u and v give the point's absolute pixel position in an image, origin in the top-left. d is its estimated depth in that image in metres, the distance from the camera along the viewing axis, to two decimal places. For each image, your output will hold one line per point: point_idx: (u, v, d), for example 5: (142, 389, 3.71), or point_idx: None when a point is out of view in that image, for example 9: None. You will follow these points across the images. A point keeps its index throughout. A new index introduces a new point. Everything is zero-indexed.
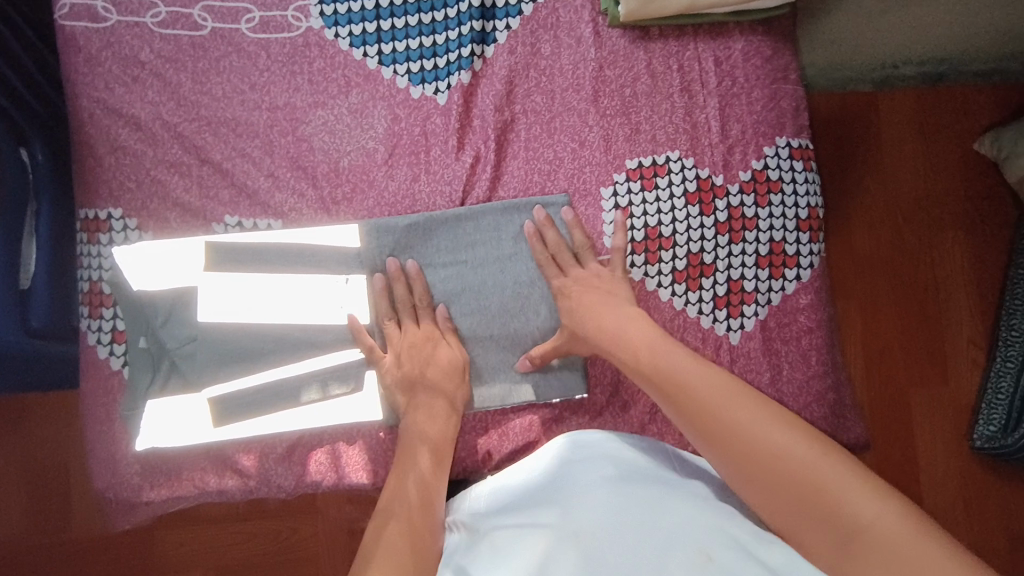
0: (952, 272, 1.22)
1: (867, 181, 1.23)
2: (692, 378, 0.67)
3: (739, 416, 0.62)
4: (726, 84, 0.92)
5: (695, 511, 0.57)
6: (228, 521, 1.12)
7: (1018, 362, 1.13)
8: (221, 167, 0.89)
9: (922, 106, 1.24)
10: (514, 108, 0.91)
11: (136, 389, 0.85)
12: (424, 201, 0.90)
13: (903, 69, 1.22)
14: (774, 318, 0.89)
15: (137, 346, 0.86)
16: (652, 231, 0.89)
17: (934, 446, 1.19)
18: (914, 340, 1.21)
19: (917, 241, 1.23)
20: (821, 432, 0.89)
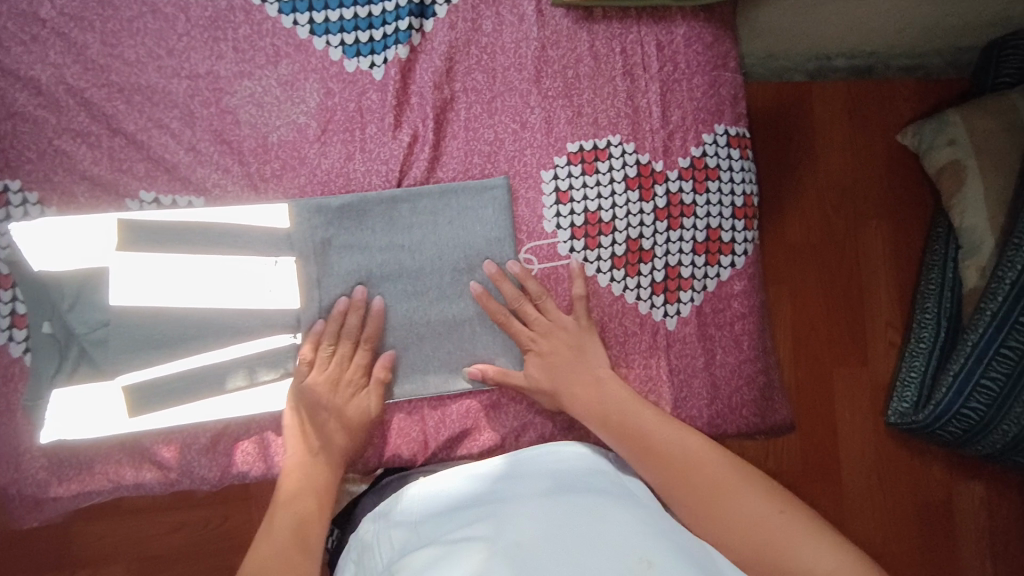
0: (874, 259, 1.28)
1: (800, 170, 1.27)
2: (667, 435, 0.74)
3: (712, 475, 0.69)
4: (668, 70, 0.91)
5: (630, 519, 0.58)
6: (152, 512, 1.06)
7: (930, 341, 1.18)
8: (135, 138, 0.83)
9: (852, 98, 1.28)
10: (454, 86, 0.88)
11: (40, 377, 0.79)
12: (359, 180, 0.86)
13: (836, 61, 1.25)
14: (710, 304, 0.91)
15: (39, 331, 0.79)
16: (592, 216, 0.88)
17: (854, 425, 1.25)
18: (838, 324, 1.26)
19: (844, 230, 1.27)
20: (753, 415, 0.92)
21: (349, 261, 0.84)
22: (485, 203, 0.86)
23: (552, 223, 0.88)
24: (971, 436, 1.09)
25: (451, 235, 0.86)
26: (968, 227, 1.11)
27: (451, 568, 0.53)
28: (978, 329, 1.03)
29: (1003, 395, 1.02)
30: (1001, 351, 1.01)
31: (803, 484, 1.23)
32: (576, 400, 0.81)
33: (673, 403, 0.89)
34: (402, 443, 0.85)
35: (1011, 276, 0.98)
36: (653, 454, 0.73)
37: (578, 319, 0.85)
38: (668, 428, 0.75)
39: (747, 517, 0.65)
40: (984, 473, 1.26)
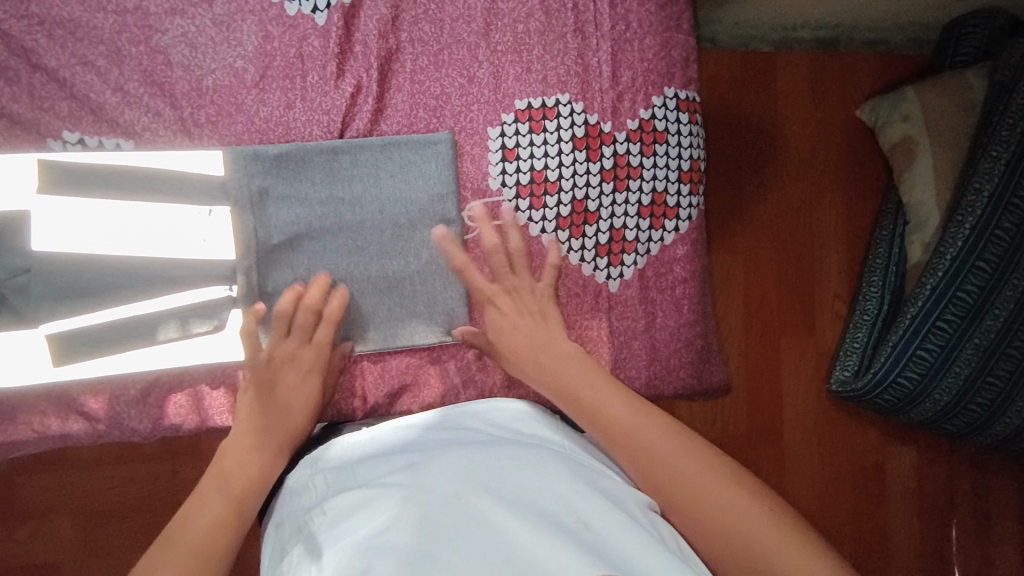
0: (821, 231, 1.30)
1: (753, 139, 1.28)
2: (614, 407, 0.70)
3: (663, 448, 0.65)
4: (620, 29, 0.90)
5: (567, 474, 0.60)
6: (95, 465, 1.04)
7: (874, 314, 1.20)
8: (57, 76, 0.79)
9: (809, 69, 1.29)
10: (400, 36, 0.86)
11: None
12: (299, 130, 0.83)
13: (801, 32, 1.26)
14: (652, 268, 0.91)
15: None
16: (537, 175, 0.87)
17: (793, 390, 1.29)
18: (782, 293, 1.29)
19: (793, 200, 1.29)
20: (690, 378, 0.93)
21: (288, 213, 0.82)
22: (428, 158, 0.84)
23: (497, 181, 0.87)
24: (904, 405, 1.13)
25: (394, 189, 0.84)
26: (916, 204, 1.14)
27: (385, 508, 0.54)
28: (919, 301, 1.06)
29: (937, 365, 1.06)
30: (938, 323, 1.05)
31: (742, 446, 1.27)
32: (529, 356, 0.78)
33: (612, 363, 0.90)
34: (339, 399, 0.85)
35: (951, 251, 1.03)
36: (601, 428, 0.69)
37: (545, 286, 0.83)
38: (617, 398, 0.71)
39: (699, 492, 0.62)
40: (913, 438, 1.31)
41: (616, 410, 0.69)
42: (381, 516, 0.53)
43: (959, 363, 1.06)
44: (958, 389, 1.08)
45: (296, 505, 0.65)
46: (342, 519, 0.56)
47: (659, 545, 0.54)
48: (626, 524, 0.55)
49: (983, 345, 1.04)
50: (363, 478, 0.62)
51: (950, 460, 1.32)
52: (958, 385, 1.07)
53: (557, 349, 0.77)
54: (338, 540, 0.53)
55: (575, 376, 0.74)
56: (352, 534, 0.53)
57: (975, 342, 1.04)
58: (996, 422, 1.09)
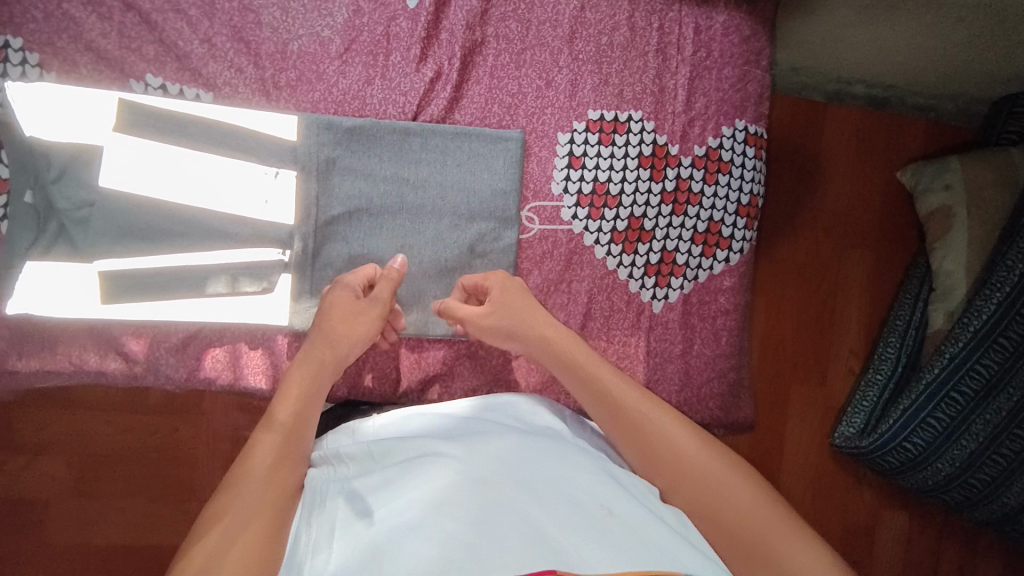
0: (851, 283, 1.30)
1: (801, 184, 1.29)
2: (654, 419, 0.64)
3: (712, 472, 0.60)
4: (701, 55, 0.91)
5: (600, 471, 0.60)
6: (101, 410, 1.04)
7: (886, 374, 1.20)
8: (149, 19, 0.79)
9: (862, 126, 1.29)
10: (486, 30, 0.86)
11: (14, 247, 0.76)
12: (374, 107, 0.84)
13: (854, 87, 1.24)
14: (697, 294, 0.92)
15: (20, 200, 0.76)
16: (600, 187, 0.88)
17: (801, 436, 1.29)
18: (807, 340, 1.29)
19: (829, 249, 1.30)
20: (718, 409, 0.93)
21: (352, 186, 0.82)
22: (497, 153, 0.85)
23: (559, 186, 0.88)
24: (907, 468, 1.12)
25: (460, 178, 0.85)
26: (946, 271, 1.14)
27: (419, 485, 0.54)
28: (937, 366, 1.06)
29: (945, 435, 1.06)
30: (953, 393, 1.04)
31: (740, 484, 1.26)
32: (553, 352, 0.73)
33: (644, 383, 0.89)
34: (373, 377, 0.85)
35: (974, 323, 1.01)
36: (638, 440, 0.64)
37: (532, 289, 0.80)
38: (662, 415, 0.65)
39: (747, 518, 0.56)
40: (918, 504, 1.31)
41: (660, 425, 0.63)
42: (403, 493, 0.53)
43: (967, 435, 1.06)
44: (962, 461, 1.07)
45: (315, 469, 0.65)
46: (373, 492, 0.56)
47: (683, 543, 0.52)
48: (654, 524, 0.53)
49: (993, 422, 1.04)
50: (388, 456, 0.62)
51: (952, 531, 1.31)
52: (963, 457, 1.07)
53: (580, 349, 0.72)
54: (370, 511, 0.53)
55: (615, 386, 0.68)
56: (376, 510, 0.53)
57: (986, 418, 1.04)
58: (996, 499, 1.08)
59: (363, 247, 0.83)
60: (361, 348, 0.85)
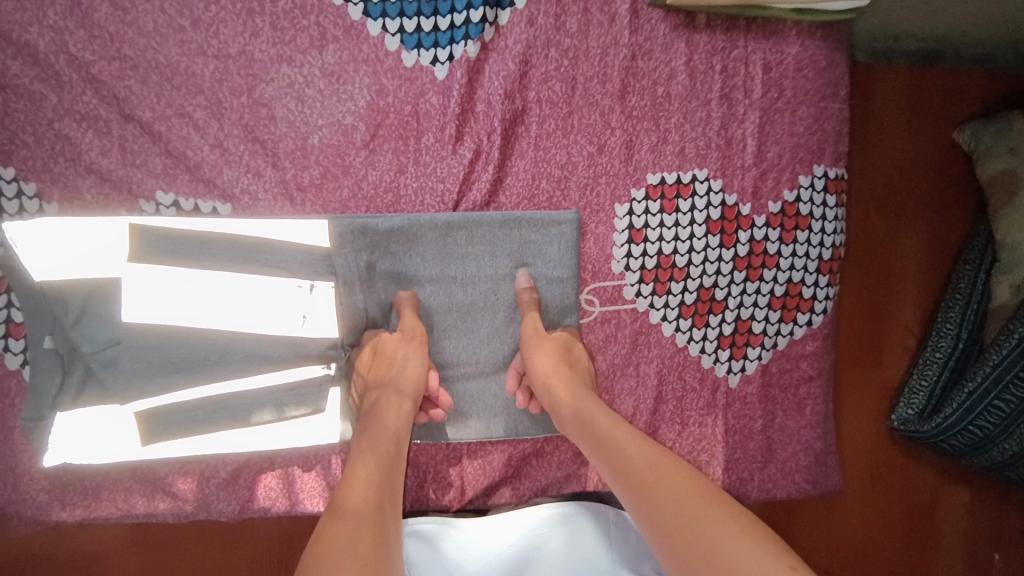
0: (910, 269, 1.04)
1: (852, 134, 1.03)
2: (661, 476, 0.56)
3: (706, 521, 0.50)
4: (771, 96, 0.79)
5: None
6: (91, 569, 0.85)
7: (950, 352, 0.98)
8: (152, 129, 0.70)
9: (916, 80, 1.03)
10: (527, 95, 0.75)
11: (42, 395, 0.71)
12: (410, 197, 0.75)
13: (903, 44, 0.98)
14: (777, 363, 0.84)
15: (40, 346, 0.70)
16: (666, 260, 0.79)
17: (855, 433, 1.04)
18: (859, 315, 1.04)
19: (881, 240, 1.04)
20: (805, 482, 0.86)
21: (395, 291, 0.75)
22: (550, 239, 0.76)
23: (621, 264, 0.79)
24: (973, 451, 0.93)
25: (512, 268, 0.76)
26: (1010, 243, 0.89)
27: None
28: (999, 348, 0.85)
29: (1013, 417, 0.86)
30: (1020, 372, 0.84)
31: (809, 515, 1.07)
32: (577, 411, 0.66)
33: (723, 464, 0.84)
34: (435, 488, 0.80)
35: None
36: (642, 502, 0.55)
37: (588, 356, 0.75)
38: (671, 469, 0.56)
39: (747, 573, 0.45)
40: None
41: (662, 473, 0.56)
42: None
43: None
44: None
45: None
46: None
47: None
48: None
49: None
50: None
51: None
52: None
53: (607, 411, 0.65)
54: None
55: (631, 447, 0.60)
56: None
57: None
58: None
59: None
60: (420, 457, 0.79)
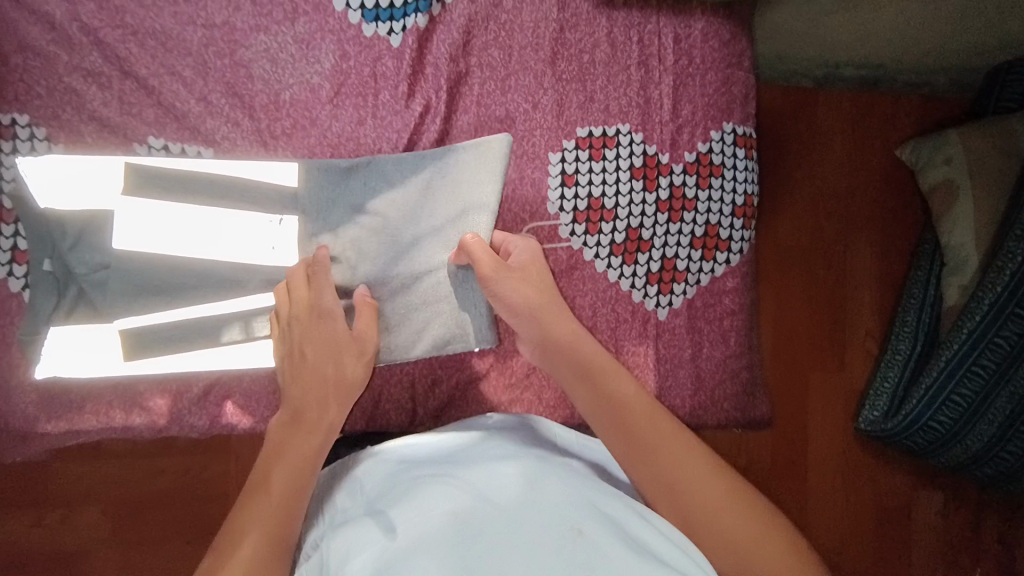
0: (861, 270, 1.21)
1: (801, 160, 1.20)
2: (662, 430, 0.66)
3: (697, 475, 0.63)
4: (683, 64, 0.91)
5: (600, 498, 0.60)
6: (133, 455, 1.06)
7: (906, 354, 1.12)
8: (146, 84, 0.81)
9: (857, 109, 1.21)
10: (469, 60, 0.88)
11: (37, 314, 0.78)
12: (369, 145, 0.85)
13: (844, 70, 1.16)
14: (701, 298, 0.92)
15: (40, 268, 0.79)
16: (595, 202, 0.89)
17: (824, 426, 1.20)
18: (820, 326, 1.20)
19: (829, 244, 1.21)
20: (732, 410, 0.93)
21: (345, 219, 0.82)
22: (481, 158, 0.81)
23: (555, 206, 0.89)
24: (936, 448, 1.06)
25: (449, 197, 0.81)
26: (954, 245, 1.06)
27: (436, 507, 0.58)
28: (953, 346, 0.98)
29: (971, 411, 0.99)
30: (972, 369, 0.97)
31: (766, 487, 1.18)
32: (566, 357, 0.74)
33: (657, 391, 0.90)
34: (390, 407, 0.87)
35: (989, 297, 0.94)
36: (639, 450, 0.65)
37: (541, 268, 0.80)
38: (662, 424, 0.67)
39: (742, 535, 0.59)
40: (979, 503, 1.20)
41: (652, 422, 0.67)
42: (426, 514, 0.57)
43: (992, 409, 0.98)
44: (991, 435, 1.00)
45: (341, 493, 0.70)
46: (394, 511, 0.59)
47: (661, 566, 0.53)
48: (625, 547, 0.54)
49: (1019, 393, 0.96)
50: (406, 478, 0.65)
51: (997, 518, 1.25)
52: (991, 431, 1.00)
53: (582, 350, 0.74)
54: (404, 526, 0.57)
55: (624, 394, 0.69)
56: (403, 525, 0.57)
57: (1011, 389, 0.96)
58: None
59: (351, 276, 0.80)
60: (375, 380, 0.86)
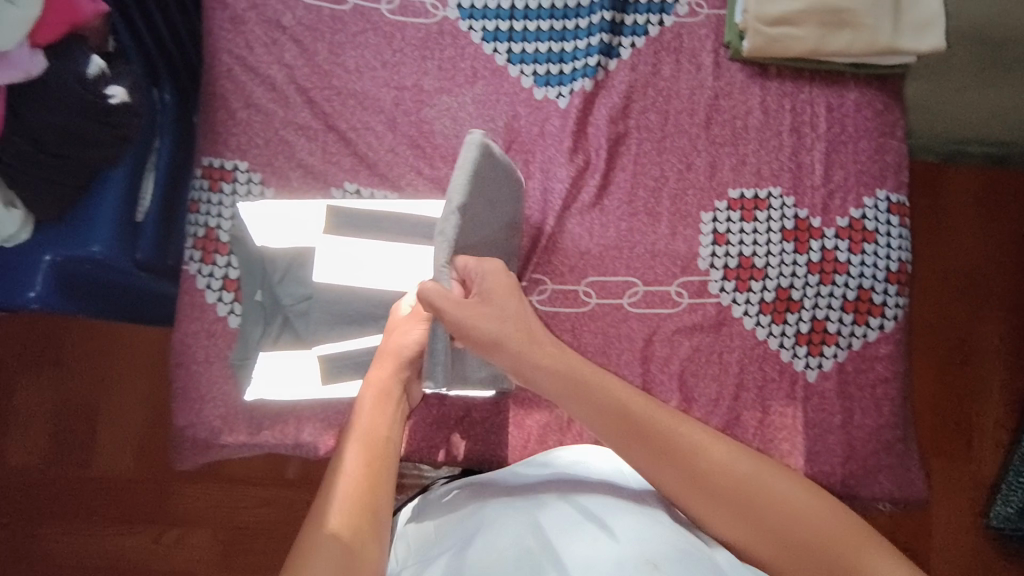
0: (990, 352, 1.16)
1: (933, 232, 1.17)
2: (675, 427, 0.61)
3: (722, 466, 0.59)
4: (836, 131, 0.93)
5: (669, 534, 0.56)
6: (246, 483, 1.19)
7: None
8: (346, 136, 0.91)
9: (991, 185, 1.18)
10: (628, 122, 0.93)
11: (248, 341, 0.88)
12: (535, 198, 0.92)
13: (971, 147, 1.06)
14: (853, 363, 0.90)
15: (252, 299, 0.89)
16: (746, 261, 0.92)
17: (953, 515, 1.12)
18: (949, 407, 1.15)
19: (957, 321, 1.16)
20: (886, 482, 0.89)
21: None
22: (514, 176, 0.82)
23: (706, 262, 0.92)
24: None
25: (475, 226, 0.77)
26: None
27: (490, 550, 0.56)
28: None
29: None
30: None
31: None
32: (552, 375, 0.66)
33: (804, 454, 0.89)
34: (539, 449, 0.89)
35: None
36: (654, 453, 0.61)
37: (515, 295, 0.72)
38: (670, 419, 0.62)
39: (803, 519, 0.55)
40: None
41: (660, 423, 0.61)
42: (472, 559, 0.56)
43: None
44: None
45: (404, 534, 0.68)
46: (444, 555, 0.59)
47: None
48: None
49: None
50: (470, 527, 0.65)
51: None
52: None
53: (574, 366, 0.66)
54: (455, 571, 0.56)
55: (620, 396, 0.64)
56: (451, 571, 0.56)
57: None
58: None
59: None
60: (525, 419, 0.90)
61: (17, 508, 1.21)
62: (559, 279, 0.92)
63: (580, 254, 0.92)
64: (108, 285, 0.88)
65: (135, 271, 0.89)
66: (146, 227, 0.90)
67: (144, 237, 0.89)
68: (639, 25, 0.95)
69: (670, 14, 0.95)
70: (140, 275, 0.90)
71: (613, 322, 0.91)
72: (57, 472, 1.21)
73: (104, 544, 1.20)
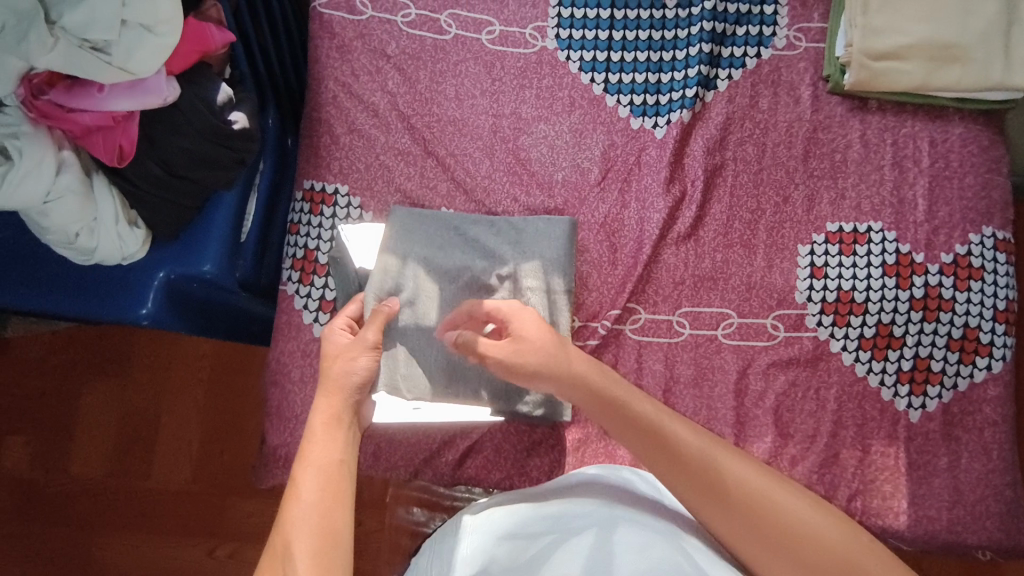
0: None
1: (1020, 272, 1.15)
2: (705, 444, 0.60)
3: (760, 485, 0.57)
4: (939, 166, 0.92)
5: (630, 560, 0.51)
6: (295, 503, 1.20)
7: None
8: (444, 162, 0.93)
9: None
10: (724, 154, 0.93)
11: None
12: (631, 227, 0.92)
13: None
14: (958, 404, 0.88)
15: None
16: (845, 295, 0.89)
17: None
18: None
19: None
20: (998, 532, 0.85)
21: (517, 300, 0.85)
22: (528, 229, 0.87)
23: (803, 295, 0.90)
24: None
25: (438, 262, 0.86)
26: None
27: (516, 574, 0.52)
28: None
29: None
30: None
31: None
32: (577, 388, 0.66)
33: (908, 498, 0.86)
34: None
35: None
36: (685, 466, 0.58)
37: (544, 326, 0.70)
38: (700, 438, 0.61)
39: (813, 535, 0.53)
40: None
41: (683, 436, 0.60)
42: None
43: None
44: None
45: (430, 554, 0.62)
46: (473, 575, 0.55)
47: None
48: None
49: None
50: (475, 538, 0.60)
51: None
52: None
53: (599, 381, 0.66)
54: None
55: (647, 409, 0.63)
56: None
57: None
58: None
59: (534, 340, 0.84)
60: (617, 450, 0.88)
61: (75, 518, 1.21)
62: (652, 308, 0.91)
63: (675, 284, 0.91)
64: (212, 299, 0.91)
65: (238, 291, 0.91)
66: (249, 247, 0.92)
67: (246, 256, 0.91)
68: (736, 57, 0.95)
69: (768, 47, 0.95)
70: (242, 294, 0.92)
71: (706, 354, 0.90)
72: (115, 482, 1.22)
73: (161, 555, 1.20)
